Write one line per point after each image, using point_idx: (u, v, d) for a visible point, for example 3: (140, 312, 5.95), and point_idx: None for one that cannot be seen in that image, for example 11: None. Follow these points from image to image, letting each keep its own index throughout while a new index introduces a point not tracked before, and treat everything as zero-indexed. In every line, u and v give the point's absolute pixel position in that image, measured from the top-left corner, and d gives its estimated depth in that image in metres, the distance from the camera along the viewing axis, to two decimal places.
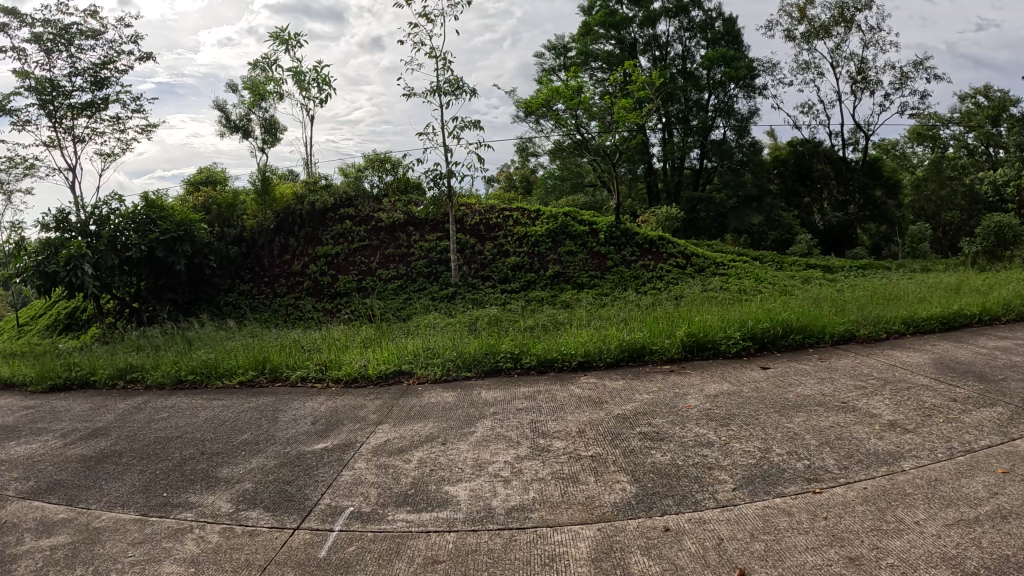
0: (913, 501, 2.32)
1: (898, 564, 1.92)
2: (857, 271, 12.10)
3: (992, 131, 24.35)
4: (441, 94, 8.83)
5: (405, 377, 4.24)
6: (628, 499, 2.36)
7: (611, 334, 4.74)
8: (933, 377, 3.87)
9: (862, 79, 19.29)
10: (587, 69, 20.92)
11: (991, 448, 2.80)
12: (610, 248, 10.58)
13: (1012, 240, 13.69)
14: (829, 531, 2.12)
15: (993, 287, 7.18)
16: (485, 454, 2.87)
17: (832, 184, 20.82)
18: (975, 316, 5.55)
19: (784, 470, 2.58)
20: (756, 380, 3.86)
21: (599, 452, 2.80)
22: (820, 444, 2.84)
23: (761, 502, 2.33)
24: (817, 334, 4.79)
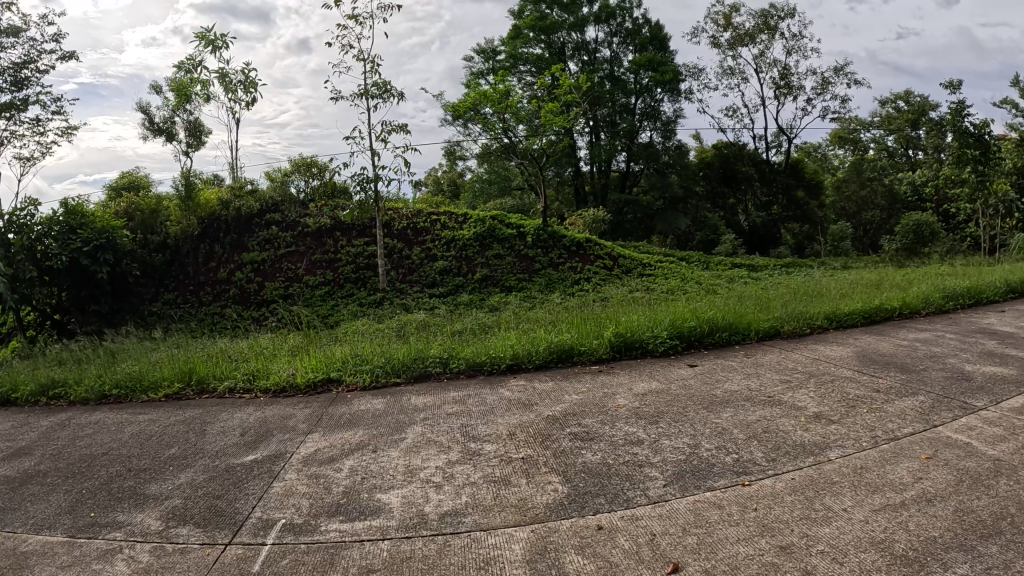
0: (840, 489, 2.41)
1: (828, 551, 2.00)
2: (781, 269, 12.52)
3: (911, 134, 25.55)
4: (369, 98, 8.72)
5: (334, 384, 4.16)
6: (561, 499, 2.38)
7: (540, 336, 4.77)
8: (856, 369, 4.03)
9: (785, 84, 20.01)
10: (516, 73, 21.06)
11: (913, 435, 2.94)
12: (538, 251, 10.67)
13: (929, 237, 14.52)
14: (759, 522, 2.18)
15: (913, 282, 7.50)
16: (416, 460, 2.85)
17: (756, 185, 21.55)
18: (894, 311, 5.81)
19: (713, 465, 2.64)
20: (682, 378, 3.95)
21: (530, 454, 2.81)
22: (748, 438, 2.92)
23: (693, 496, 2.38)
24: (743, 332, 4.92)
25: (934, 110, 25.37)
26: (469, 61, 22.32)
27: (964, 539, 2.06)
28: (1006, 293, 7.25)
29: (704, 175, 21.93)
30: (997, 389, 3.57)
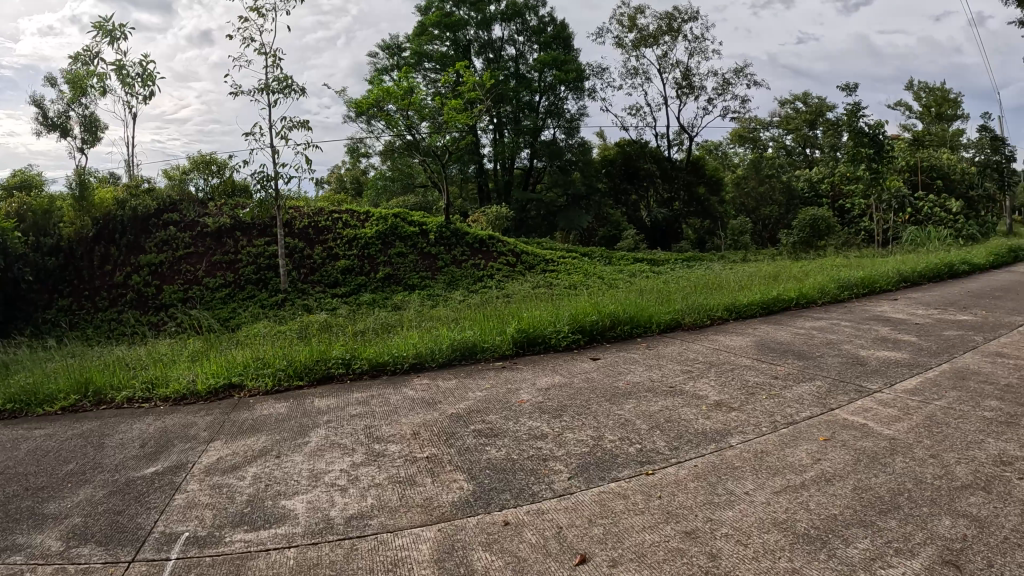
0: (741, 473, 2.51)
1: (732, 534, 2.07)
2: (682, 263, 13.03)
3: (809, 134, 26.91)
4: (270, 93, 8.47)
5: (235, 390, 4.02)
6: (467, 497, 2.37)
7: (442, 334, 4.76)
8: (755, 358, 4.20)
9: (687, 84, 20.67)
10: (420, 70, 20.92)
11: (810, 418, 3.08)
12: (440, 249, 10.75)
13: (824, 229, 15.47)
14: (663, 509, 2.24)
15: (808, 274, 7.88)
16: (320, 464, 2.79)
17: (658, 182, 22.21)
18: (792, 301, 6.09)
19: (618, 456, 2.70)
20: (586, 371, 4.01)
21: (435, 453, 2.79)
22: (650, 428, 2.99)
23: (597, 488, 2.42)
24: (644, 324, 5.06)
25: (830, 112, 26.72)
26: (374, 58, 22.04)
27: (862, 515, 2.19)
28: (896, 283, 7.75)
29: (606, 172, 22.38)
30: (888, 372, 3.80)
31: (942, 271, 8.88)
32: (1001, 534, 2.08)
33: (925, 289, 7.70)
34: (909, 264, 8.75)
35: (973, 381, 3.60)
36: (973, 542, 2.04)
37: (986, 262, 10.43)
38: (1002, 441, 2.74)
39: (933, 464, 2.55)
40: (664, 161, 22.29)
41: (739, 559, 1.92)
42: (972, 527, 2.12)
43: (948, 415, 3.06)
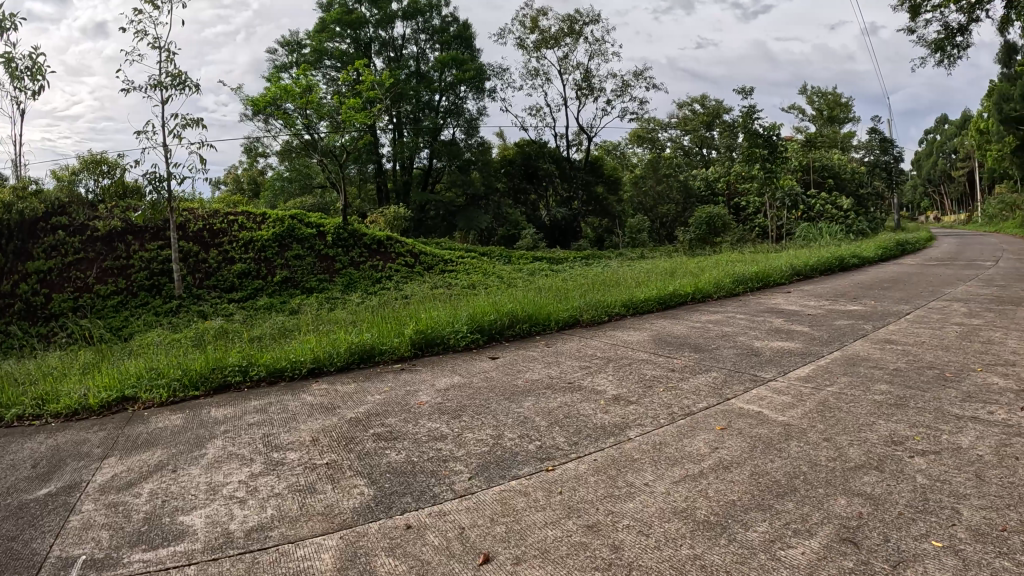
0: (640, 465, 2.56)
1: (633, 525, 2.10)
2: (579, 261, 13.74)
3: (705, 135, 28.05)
4: (162, 89, 8.16)
5: (128, 403, 3.84)
6: (367, 502, 2.34)
7: (340, 337, 4.70)
8: (653, 351, 4.31)
9: (587, 86, 21.03)
10: (320, 67, 20.68)
11: (707, 408, 3.18)
12: (337, 251, 10.95)
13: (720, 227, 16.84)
14: (565, 504, 2.26)
15: (704, 269, 8.21)
16: (218, 476, 2.69)
17: (557, 181, 22.80)
18: (688, 295, 6.35)
19: (517, 453, 2.71)
20: (485, 371, 4.03)
21: (334, 459, 2.74)
22: (550, 425, 3.02)
23: (498, 486, 2.43)
24: (543, 322, 5.18)
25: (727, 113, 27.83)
26: (274, 54, 21.76)
27: (760, 499, 2.27)
28: (789, 277, 8.19)
29: (505, 171, 22.79)
30: (783, 361, 3.98)
31: (833, 265, 9.42)
32: (894, 510, 2.22)
33: (817, 282, 8.16)
34: (802, 258, 9.24)
35: (863, 366, 3.82)
36: (867, 518, 2.16)
37: (873, 255, 11.13)
38: (890, 422, 2.93)
39: (827, 447, 2.68)
40: (562, 161, 22.71)
41: (642, 550, 1.95)
42: (867, 505, 2.24)
43: (840, 399, 3.22)
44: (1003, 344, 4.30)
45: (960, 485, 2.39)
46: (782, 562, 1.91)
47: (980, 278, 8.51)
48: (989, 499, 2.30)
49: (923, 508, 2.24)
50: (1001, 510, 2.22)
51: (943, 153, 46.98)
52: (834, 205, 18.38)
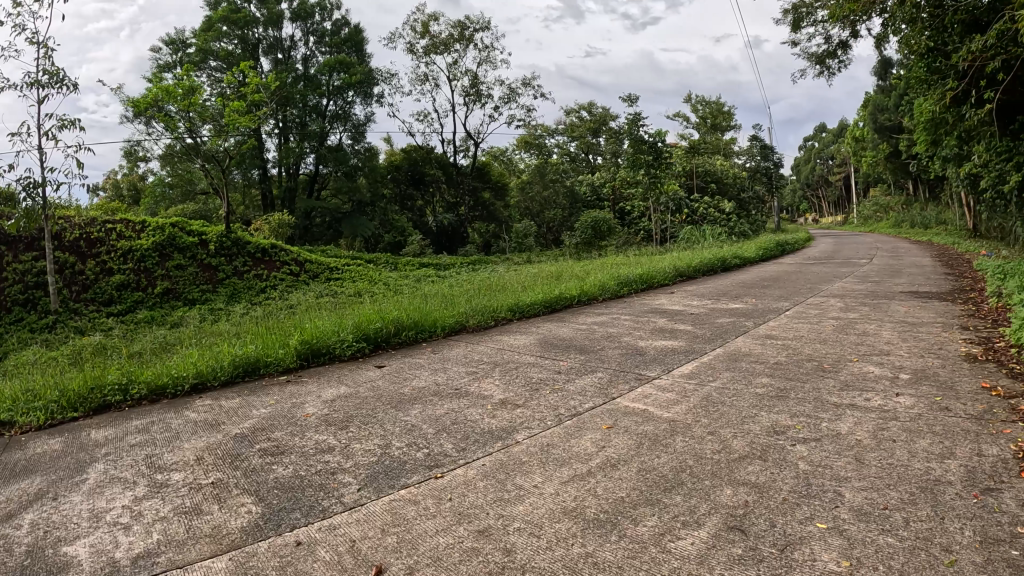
0: (528, 467, 2.63)
1: (523, 527, 2.16)
2: (466, 267, 14.19)
3: (592, 141, 28.69)
4: (39, 87, 7.73)
5: (4, 428, 3.55)
6: (256, 521, 2.30)
7: (223, 350, 4.59)
8: (538, 355, 4.44)
9: (475, 92, 21.34)
10: (202, 67, 20.20)
11: (593, 408, 3.29)
12: (220, 260, 10.70)
13: (604, 231, 17.67)
14: (455, 511, 2.30)
15: (587, 272, 8.55)
16: (101, 502, 2.58)
17: (443, 186, 23.06)
18: (574, 299, 6.65)
19: (406, 462, 2.74)
20: (371, 380, 4.04)
21: (220, 477, 2.69)
22: (437, 431, 3.06)
23: (387, 497, 2.44)
24: (429, 329, 5.27)
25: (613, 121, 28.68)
26: (157, 53, 21.11)
27: (649, 494, 2.36)
28: (673, 278, 8.62)
29: (392, 177, 22.89)
30: (667, 359, 4.18)
31: (715, 265, 9.98)
32: (778, 497, 2.34)
33: (699, 282, 8.63)
34: (686, 260, 9.72)
35: (745, 361, 4.11)
36: (753, 507, 2.28)
37: (754, 255, 11.85)
38: (772, 414, 3.13)
39: (710, 440, 2.81)
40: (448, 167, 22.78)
41: (533, 551, 2.01)
42: (752, 493, 2.36)
43: (722, 394, 3.42)
44: (876, 335, 4.88)
45: (841, 468, 2.57)
46: (673, 554, 1.99)
47: (854, 274, 9.19)
48: (868, 480, 2.48)
49: (807, 492, 2.38)
50: (881, 490, 2.40)
51: (821, 157, 50.08)
52: (716, 208, 19.59)
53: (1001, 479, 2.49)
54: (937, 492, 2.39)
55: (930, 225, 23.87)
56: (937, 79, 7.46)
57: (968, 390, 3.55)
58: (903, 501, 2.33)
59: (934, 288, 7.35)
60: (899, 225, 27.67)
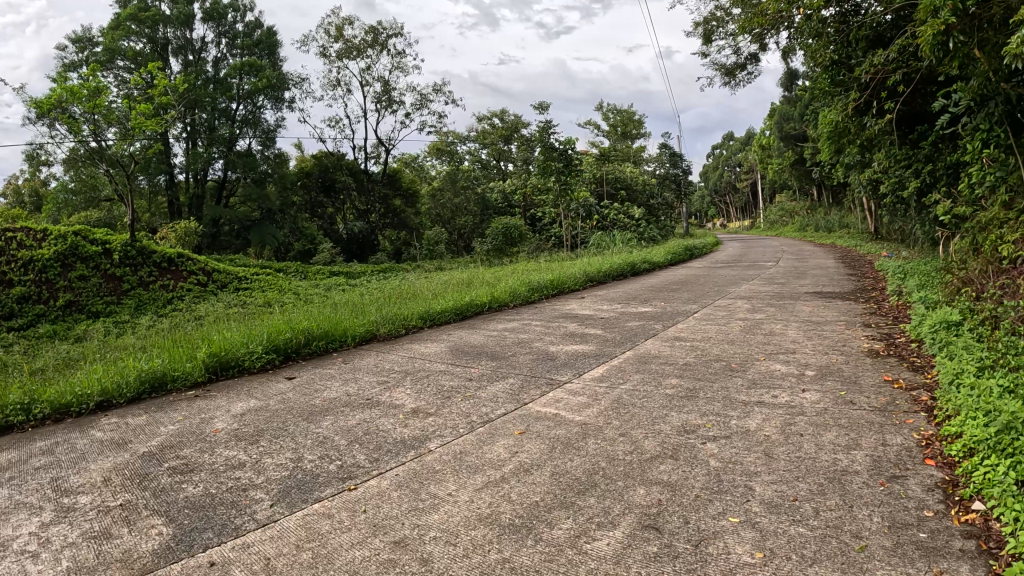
0: (442, 476, 2.65)
1: (439, 535, 2.18)
2: (376, 275, 14.20)
3: (503, 148, 29.11)
4: None
5: None
6: (168, 542, 2.23)
7: (128, 366, 4.42)
8: (449, 362, 4.48)
9: (386, 98, 21.52)
10: (110, 67, 19.43)
11: (505, 414, 3.34)
12: (126, 270, 10.31)
13: (515, 237, 17.42)
14: (369, 523, 2.29)
15: (498, 278, 8.68)
16: (1, 529, 2.43)
17: (354, 194, 23.24)
18: (484, 305, 6.75)
19: (319, 475, 2.72)
20: (281, 393, 3.98)
21: (129, 499, 2.59)
22: (350, 443, 3.05)
23: (301, 511, 2.42)
24: (340, 338, 5.23)
25: (523, 129, 29.17)
26: (62, 50, 20.17)
27: (563, 498, 2.41)
28: (582, 283, 8.83)
29: (302, 184, 22.71)
30: (577, 364, 4.30)
31: (625, 270, 10.28)
32: (690, 494, 2.42)
33: (607, 287, 8.87)
34: (595, 265, 9.97)
35: (654, 363, 4.26)
36: (666, 504, 2.35)
37: (663, 260, 12.27)
38: (682, 413, 3.25)
39: (621, 442, 2.90)
40: (359, 173, 23.08)
41: (451, 560, 2.02)
42: (664, 492, 2.44)
43: (633, 396, 3.54)
44: (782, 334, 5.08)
45: (750, 463, 2.68)
46: (589, 555, 2.04)
47: (760, 276, 9.62)
48: (777, 474, 2.59)
49: (718, 488, 2.47)
50: (790, 482, 2.52)
51: (726, 165, 52.03)
52: (625, 215, 19.95)
53: (905, 467, 2.68)
54: (844, 482, 2.53)
55: (833, 228, 25.12)
56: (840, 91, 7.84)
57: (871, 383, 3.77)
58: (811, 492, 2.45)
59: (838, 288, 7.73)
60: (802, 229, 29.08)
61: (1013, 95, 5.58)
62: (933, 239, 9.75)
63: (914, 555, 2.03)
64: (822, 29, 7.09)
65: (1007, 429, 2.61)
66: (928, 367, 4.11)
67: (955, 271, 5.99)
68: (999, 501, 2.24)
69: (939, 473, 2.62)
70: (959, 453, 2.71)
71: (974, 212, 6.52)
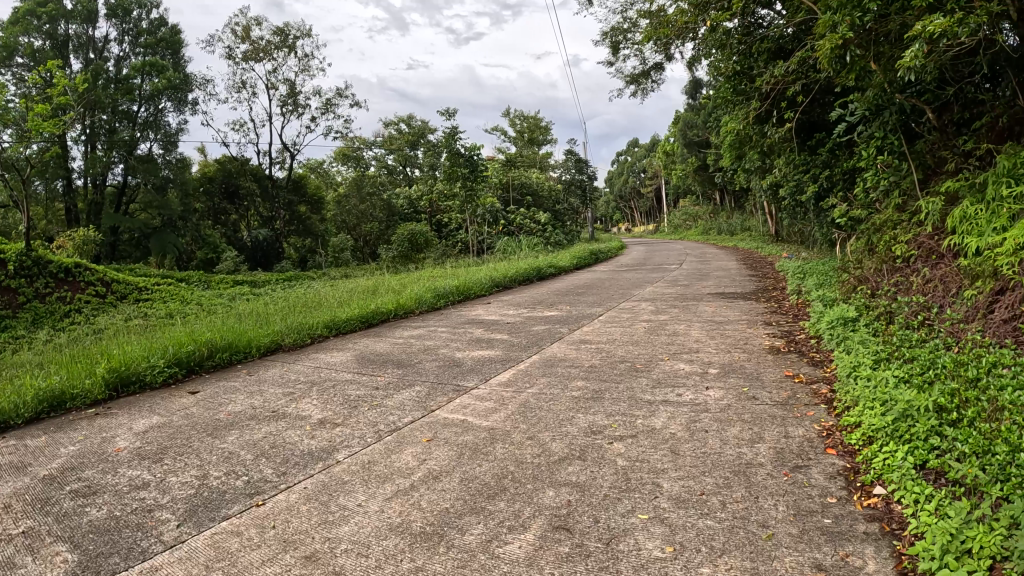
0: (352, 487, 2.62)
1: (351, 547, 2.15)
2: (283, 284, 13.89)
3: (409, 153, 28.93)
4: None
5: None
6: (69, 571, 2.09)
7: (22, 384, 4.13)
8: (356, 371, 4.43)
9: (292, 102, 21.09)
10: (7, 65, 18.27)
11: (413, 422, 3.33)
12: (19, 281, 9.68)
13: (420, 243, 17.53)
14: (280, 538, 2.23)
15: (404, 285, 8.65)
16: None
17: (258, 201, 23.19)
18: (390, 312, 6.72)
19: (226, 492, 2.63)
20: (185, 408, 3.82)
21: (28, 526, 2.42)
22: (257, 457, 2.97)
23: (210, 530, 2.33)
24: (245, 350, 5.08)
25: (430, 135, 29.26)
26: None
27: (473, 503, 2.42)
28: (488, 288, 8.92)
29: (204, 190, 22.38)
30: (484, 369, 4.34)
31: (530, 274, 10.46)
32: (600, 493, 2.47)
33: (513, 292, 8.99)
34: (502, 271, 10.07)
35: (560, 366, 4.34)
36: (575, 505, 2.39)
37: (569, 265, 12.51)
38: (588, 415, 3.32)
39: (530, 445, 2.94)
40: (263, 179, 23.12)
41: (364, 571, 2.00)
42: (574, 493, 2.48)
43: (539, 399, 3.59)
44: (684, 335, 5.26)
45: (657, 461, 2.75)
46: (501, 559, 2.05)
47: (663, 279, 9.94)
48: (684, 470, 2.67)
49: (626, 487, 2.52)
50: (696, 477, 2.60)
51: (631, 172, 53.34)
52: (531, 219, 20.10)
53: (807, 456, 2.83)
54: (748, 474, 2.64)
55: (735, 232, 26.18)
56: (742, 100, 8.18)
57: (772, 378, 3.95)
58: (718, 485, 2.54)
59: (740, 289, 8.06)
60: (705, 233, 30.21)
61: (906, 105, 5.95)
62: (830, 241, 10.35)
63: (819, 540, 2.16)
64: (726, 40, 7.41)
65: (904, 418, 2.90)
66: (826, 361, 4.34)
67: (851, 270, 6.35)
68: (899, 485, 2.45)
69: (840, 461, 2.78)
70: (858, 441, 2.91)
71: (869, 215, 6.96)
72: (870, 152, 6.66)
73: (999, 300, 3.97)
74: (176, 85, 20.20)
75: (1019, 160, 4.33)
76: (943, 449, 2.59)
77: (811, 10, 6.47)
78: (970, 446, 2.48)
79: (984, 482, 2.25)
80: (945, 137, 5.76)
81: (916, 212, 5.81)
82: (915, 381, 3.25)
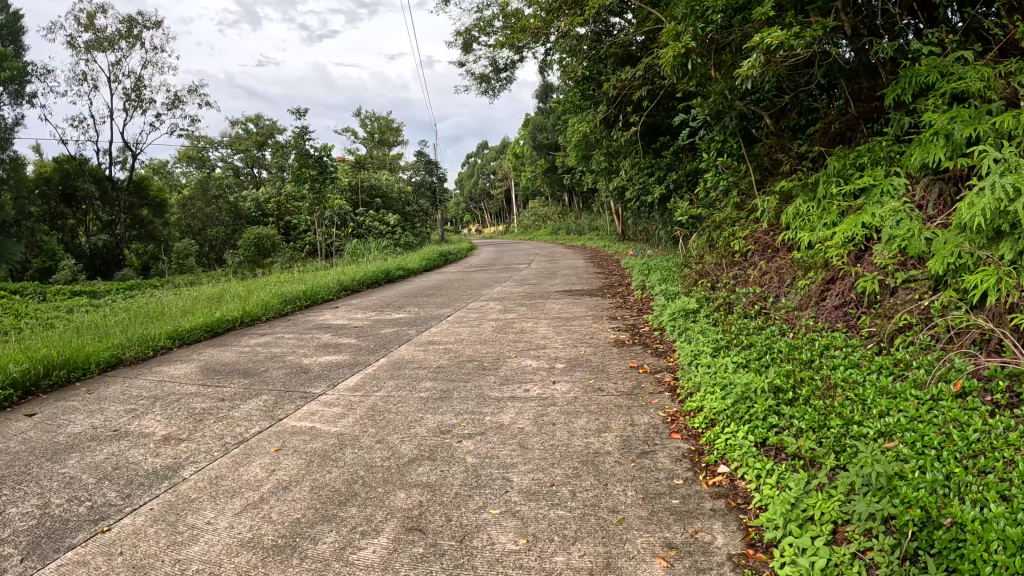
0: (200, 504, 2.50)
1: (203, 567, 2.05)
2: (123, 293, 12.93)
3: (258, 154, 27.95)
4: None
5: None
6: None
7: None
8: (201, 384, 4.21)
9: (136, 96, 19.76)
10: None
11: (260, 433, 3.22)
12: None
13: (269, 248, 16.71)
14: (128, 564, 2.10)
15: (246, 292, 8.32)
16: None
17: (97, 205, 21.99)
18: (236, 320, 6.46)
19: (68, 521, 2.43)
20: (21, 433, 3.48)
21: None
22: (99, 480, 2.77)
23: (51, 565, 2.14)
24: (83, 366, 4.70)
25: (279, 135, 28.38)
26: None
27: (325, 511, 2.38)
28: (336, 292, 8.76)
29: (40, 193, 20.38)
30: (332, 374, 4.26)
31: (379, 277, 10.37)
32: (451, 492, 2.50)
33: (363, 295, 8.88)
34: (352, 274, 9.90)
35: (408, 368, 4.34)
36: (428, 505, 2.40)
37: (418, 266, 12.53)
38: (437, 415, 3.34)
39: (379, 448, 2.93)
40: (104, 180, 21.68)
41: None
42: (425, 493, 2.49)
43: (388, 402, 3.58)
44: (532, 332, 5.40)
45: (506, 456, 2.81)
46: (357, 566, 2.03)
47: (513, 278, 10.16)
48: (534, 463, 2.75)
49: (476, 483, 2.56)
50: (546, 469, 2.69)
51: (482, 175, 53.56)
52: (380, 221, 20.13)
53: (653, 442, 2.98)
54: (597, 463, 2.75)
55: (583, 231, 27.25)
56: (590, 104, 8.50)
57: (618, 370, 4.13)
58: (567, 476, 2.63)
59: (587, 286, 8.36)
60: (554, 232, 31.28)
61: (745, 111, 6.37)
62: (672, 237, 11.01)
63: (669, 520, 2.29)
64: (576, 46, 7.52)
65: (743, 399, 3.11)
66: (668, 352, 4.59)
67: (693, 265, 6.75)
68: (742, 462, 2.63)
69: (685, 444, 2.96)
70: (701, 424, 3.09)
71: (710, 212, 7.46)
72: (712, 154, 7.07)
73: (829, 287, 4.36)
74: (11, 77, 18.12)
75: (847, 161, 4.73)
76: (781, 428, 2.80)
77: (658, 19, 6.85)
78: (805, 422, 2.73)
79: (820, 454, 2.48)
80: (782, 141, 6.20)
81: (753, 210, 6.28)
82: (751, 366, 3.53)
